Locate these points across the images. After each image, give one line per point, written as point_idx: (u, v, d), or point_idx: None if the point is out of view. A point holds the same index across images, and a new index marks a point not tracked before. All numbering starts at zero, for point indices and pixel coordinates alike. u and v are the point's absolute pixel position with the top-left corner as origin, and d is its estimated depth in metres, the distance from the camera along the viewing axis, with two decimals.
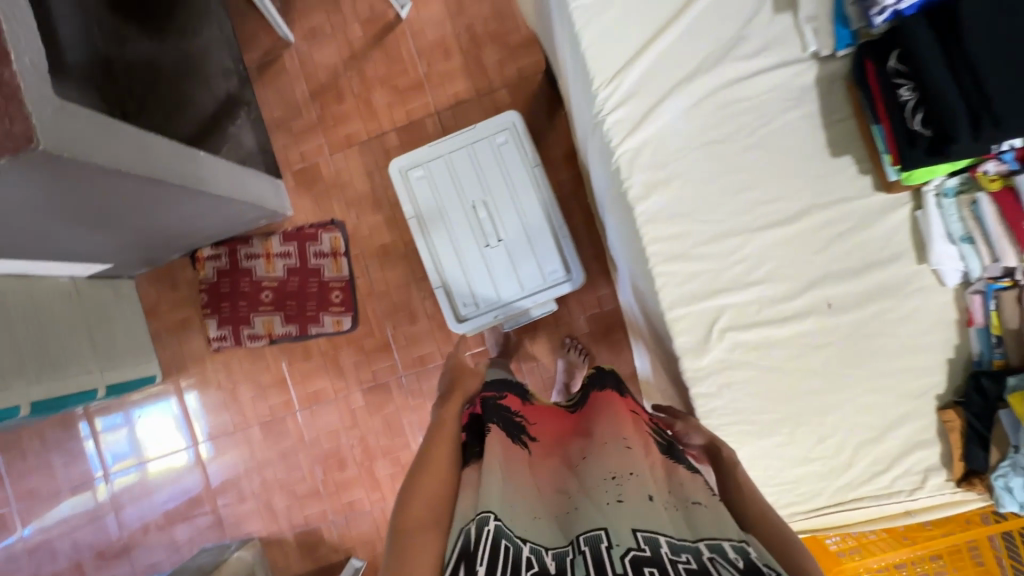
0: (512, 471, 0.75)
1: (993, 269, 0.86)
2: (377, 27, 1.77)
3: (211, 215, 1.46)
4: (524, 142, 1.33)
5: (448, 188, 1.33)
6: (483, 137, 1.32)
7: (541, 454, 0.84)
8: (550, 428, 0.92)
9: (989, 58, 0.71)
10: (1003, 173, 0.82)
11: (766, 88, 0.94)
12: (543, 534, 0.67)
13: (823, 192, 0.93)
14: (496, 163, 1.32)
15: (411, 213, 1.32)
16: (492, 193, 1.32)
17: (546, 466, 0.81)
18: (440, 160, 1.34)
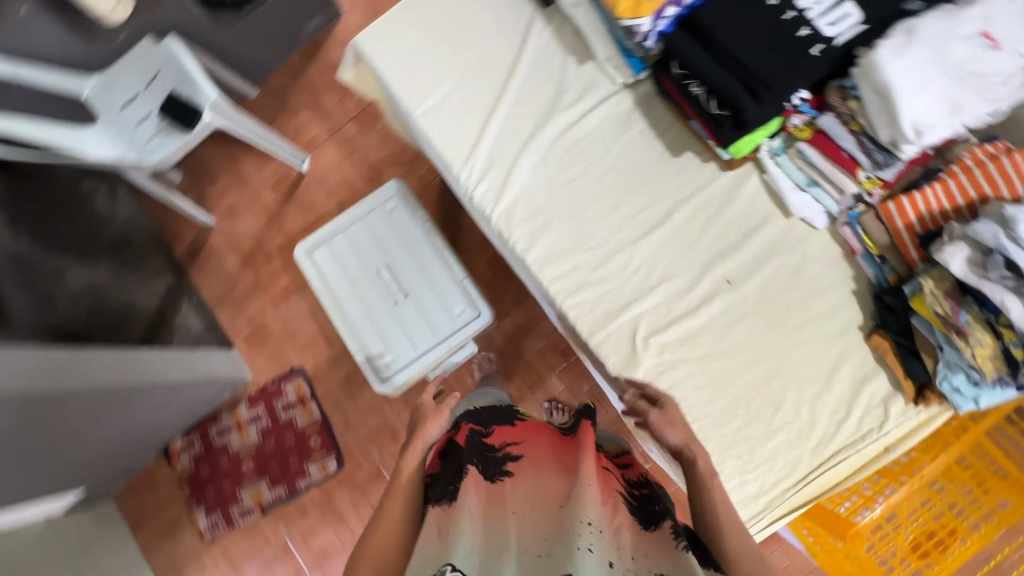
0: (483, 521, 0.73)
1: (846, 200, 0.93)
2: (286, 187, 1.93)
3: (176, 403, 1.49)
4: (411, 208, 1.55)
5: (353, 260, 1.54)
6: (374, 210, 1.55)
7: (518, 487, 0.82)
8: (535, 457, 0.90)
9: (740, 45, 0.84)
10: (808, 122, 0.92)
11: (598, 122, 1.06)
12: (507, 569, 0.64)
13: (684, 187, 1.02)
14: (390, 230, 1.54)
15: (319, 286, 1.51)
16: (392, 257, 1.53)
17: (525, 501, 0.79)
18: (343, 236, 1.55)
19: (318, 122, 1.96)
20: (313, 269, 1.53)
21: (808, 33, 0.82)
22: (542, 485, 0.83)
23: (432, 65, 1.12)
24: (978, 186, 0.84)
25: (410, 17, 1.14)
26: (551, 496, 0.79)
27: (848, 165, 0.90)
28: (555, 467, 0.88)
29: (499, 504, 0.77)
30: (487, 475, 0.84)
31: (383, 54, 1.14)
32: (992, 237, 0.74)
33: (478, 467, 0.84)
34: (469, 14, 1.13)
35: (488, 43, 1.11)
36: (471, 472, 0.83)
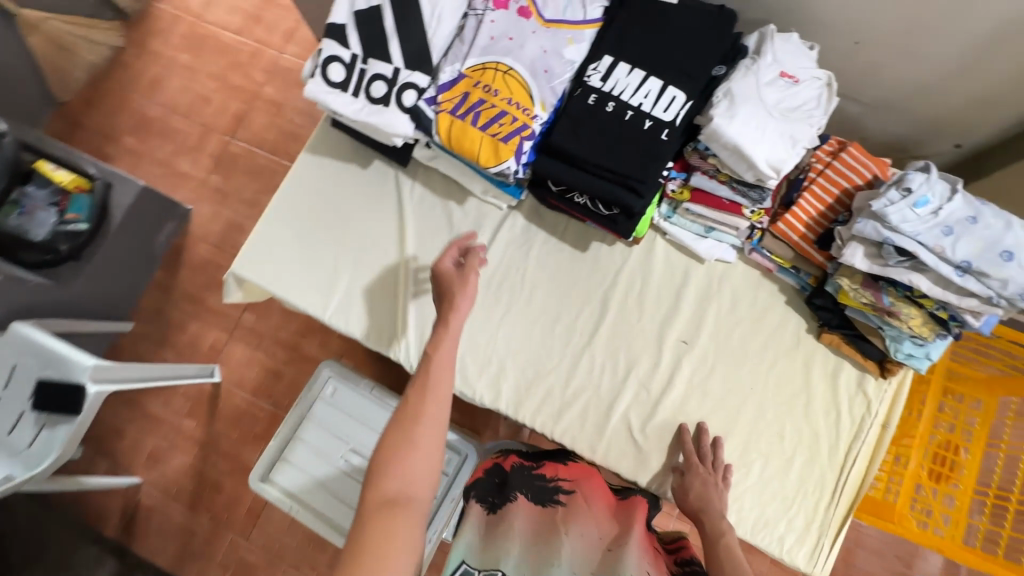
0: (534, 539, 0.79)
1: (742, 231, 1.02)
2: (204, 406, 1.82)
3: None
4: (350, 377, 1.33)
5: (316, 465, 1.28)
6: (313, 401, 1.32)
7: (570, 512, 0.85)
8: (592, 492, 0.91)
9: (600, 154, 0.90)
10: (682, 184, 1.00)
11: (502, 250, 1.09)
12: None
13: (602, 275, 1.06)
14: (340, 412, 1.31)
15: (289, 510, 1.24)
16: (356, 440, 1.29)
17: (576, 528, 0.82)
18: (292, 444, 1.30)
19: (210, 327, 1.88)
20: (282, 498, 1.27)
21: (651, 124, 0.89)
22: (600, 526, 0.84)
23: (324, 263, 1.11)
24: (837, 183, 0.95)
25: (281, 226, 1.13)
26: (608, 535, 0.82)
27: (733, 208, 0.98)
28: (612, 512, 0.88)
29: (549, 524, 0.82)
30: (538, 499, 0.88)
31: (270, 272, 1.10)
32: (875, 231, 0.83)
33: (530, 494, 0.88)
34: (337, 200, 1.13)
35: (368, 221, 1.11)
36: (521, 497, 0.87)
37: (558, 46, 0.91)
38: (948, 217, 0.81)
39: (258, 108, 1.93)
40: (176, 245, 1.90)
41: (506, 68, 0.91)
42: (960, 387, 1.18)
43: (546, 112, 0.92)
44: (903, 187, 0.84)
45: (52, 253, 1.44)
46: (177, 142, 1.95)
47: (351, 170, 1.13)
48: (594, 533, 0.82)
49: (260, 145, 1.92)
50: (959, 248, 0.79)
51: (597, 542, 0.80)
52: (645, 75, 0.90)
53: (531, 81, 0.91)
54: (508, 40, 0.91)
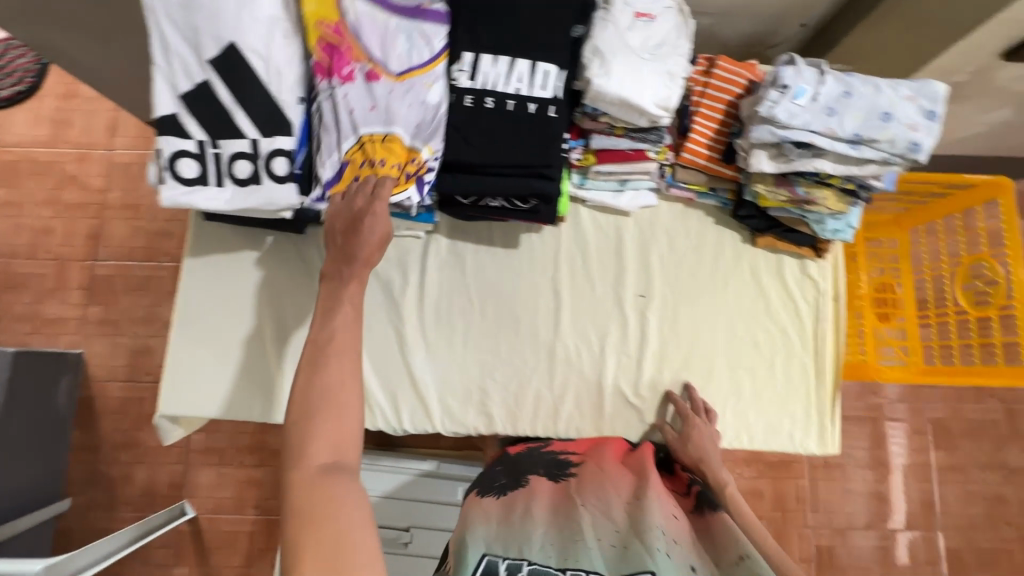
0: (555, 519, 0.76)
1: (655, 173, 1.02)
2: (190, 546, 1.69)
3: None
4: None
5: None
6: None
7: (585, 480, 0.84)
8: (601, 456, 0.91)
9: (497, 154, 0.86)
10: (584, 150, 0.98)
11: (438, 277, 1.04)
12: (580, 564, 0.68)
13: (543, 263, 1.05)
14: None
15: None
16: None
17: (595, 491, 0.80)
18: None
19: (160, 464, 1.72)
20: None
21: (535, 106, 0.86)
22: (619, 481, 0.83)
23: (259, 364, 1.01)
24: (720, 99, 0.98)
25: (195, 344, 1.01)
26: (625, 486, 0.81)
27: (639, 156, 0.98)
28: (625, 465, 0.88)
29: (565, 499, 0.80)
30: (552, 476, 0.87)
31: (204, 397, 1.00)
32: (771, 133, 0.87)
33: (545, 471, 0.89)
34: (247, 294, 1.03)
35: (288, 303, 1.03)
36: (537, 477, 0.87)
37: (422, 95, 0.85)
38: (827, 98, 0.85)
39: (112, 219, 1.71)
40: (83, 398, 1.69)
41: (384, 135, 0.84)
42: (879, 233, 1.29)
43: (436, 153, 0.87)
44: (779, 85, 0.88)
45: None
46: (33, 288, 1.69)
47: (248, 257, 1.03)
48: (612, 491, 0.80)
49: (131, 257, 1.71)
50: (846, 124, 0.83)
51: (620, 496, 0.79)
52: (511, 59, 0.87)
53: (413, 139, 0.85)
54: (372, 109, 0.84)
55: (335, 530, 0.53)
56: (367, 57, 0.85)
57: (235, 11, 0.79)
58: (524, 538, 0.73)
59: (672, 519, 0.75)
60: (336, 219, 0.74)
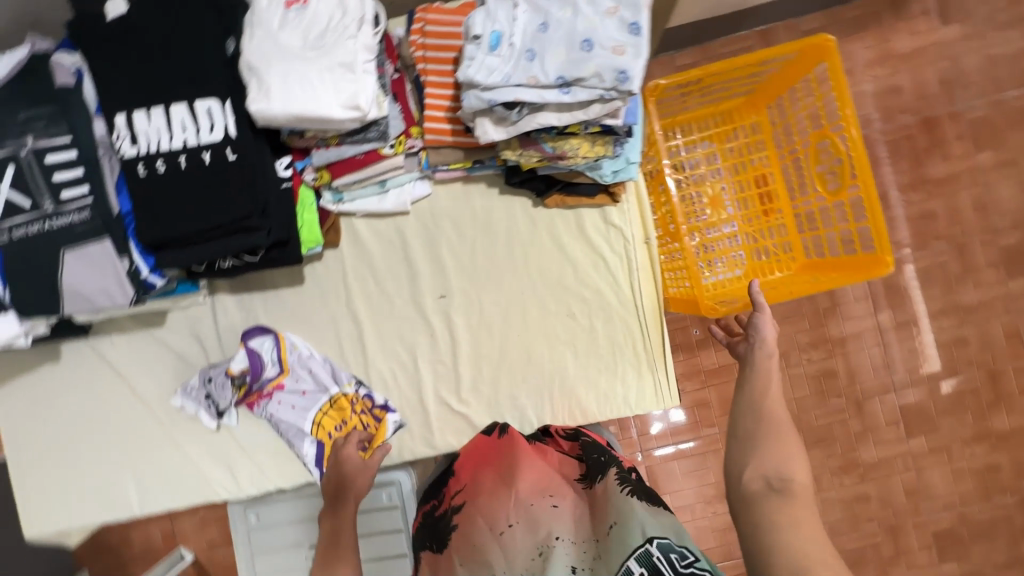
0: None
1: (409, 163, 0.90)
2: None
3: None
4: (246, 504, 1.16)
5: None
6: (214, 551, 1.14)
7: (461, 530, 0.74)
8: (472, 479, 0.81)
9: (191, 220, 0.77)
10: (315, 168, 0.86)
11: (235, 338, 0.99)
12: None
13: (334, 292, 0.98)
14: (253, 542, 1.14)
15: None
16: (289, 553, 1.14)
17: (471, 552, 0.70)
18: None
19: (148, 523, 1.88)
20: None
21: (211, 153, 0.76)
22: (487, 506, 0.74)
23: (95, 470, 1.00)
24: (445, 60, 0.84)
25: (33, 467, 1.01)
26: (490, 514, 0.72)
27: (372, 157, 0.86)
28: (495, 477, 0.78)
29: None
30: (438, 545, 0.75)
31: (59, 514, 1.01)
32: (478, 99, 0.73)
33: (432, 544, 0.76)
34: (59, 405, 1.01)
35: (101, 402, 1.00)
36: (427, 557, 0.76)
37: (304, 360, 0.96)
38: (523, 40, 0.71)
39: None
40: None
41: (330, 403, 0.95)
42: (736, 121, 1.14)
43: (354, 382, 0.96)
44: (472, 36, 0.73)
45: None
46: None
47: (48, 372, 1.01)
48: (483, 529, 0.71)
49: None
50: (547, 67, 0.69)
51: (489, 531, 0.71)
52: (165, 109, 0.75)
53: (333, 390, 0.95)
54: (296, 402, 0.95)
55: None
56: (243, 380, 0.94)
57: None
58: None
59: (544, 522, 0.69)
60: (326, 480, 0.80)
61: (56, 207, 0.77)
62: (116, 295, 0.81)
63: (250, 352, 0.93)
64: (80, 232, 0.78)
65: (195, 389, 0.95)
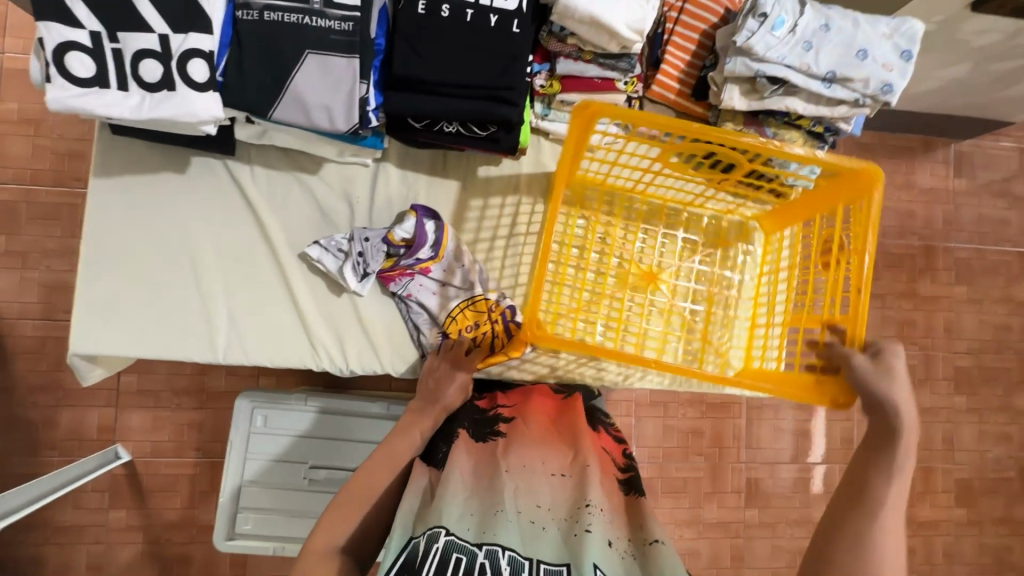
0: (477, 496, 0.68)
1: (622, 106, 0.95)
2: (127, 489, 1.61)
3: None
4: (276, 398, 1.19)
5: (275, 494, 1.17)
6: (246, 435, 1.17)
7: (510, 443, 0.77)
8: (530, 413, 0.86)
9: (455, 71, 0.78)
10: (548, 76, 0.90)
11: (388, 211, 0.96)
12: (499, 539, 0.61)
13: (502, 198, 0.99)
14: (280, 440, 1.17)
15: (282, 552, 1.15)
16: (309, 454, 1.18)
17: (518, 462, 0.73)
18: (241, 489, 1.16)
19: (86, 407, 1.62)
20: (255, 540, 1.16)
21: (497, 18, 0.78)
22: (545, 451, 0.76)
23: (184, 299, 0.90)
24: (694, 29, 0.92)
25: (107, 276, 0.89)
26: (550, 457, 0.75)
27: (607, 86, 0.90)
28: (551, 428, 0.82)
29: (484, 474, 0.71)
30: (478, 435, 0.80)
31: (119, 336, 0.89)
32: (746, 67, 0.82)
33: (471, 430, 0.81)
34: (171, 217, 0.91)
35: (218, 230, 0.92)
36: (462, 433, 0.80)
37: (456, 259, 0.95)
38: (805, 31, 0.81)
39: (9, 134, 1.58)
40: None
41: (469, 301, 0.94)
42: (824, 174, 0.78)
43: (498, 291, 0.96)
44: (758, 13, 0.81)
45: None
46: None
47: (166, 180, 0.91)
48: (541, 459, 0.74)
49: (35, 180, 1.61)
50: (822, 61, 0.80)
51: (544, 467, 0.73)
52: None
53: (477, 291, 0.95)
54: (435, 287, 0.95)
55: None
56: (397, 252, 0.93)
57: None
58: (452, 514, 0.64)
59: (590, 486, 0.69)
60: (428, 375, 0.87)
61: (322, 8, 0.74)
62: (337, 118, 0.77)
63: (418, 230, 0.91)
64: (334, 40, 0.75)
65: (338, 243, 0.92)
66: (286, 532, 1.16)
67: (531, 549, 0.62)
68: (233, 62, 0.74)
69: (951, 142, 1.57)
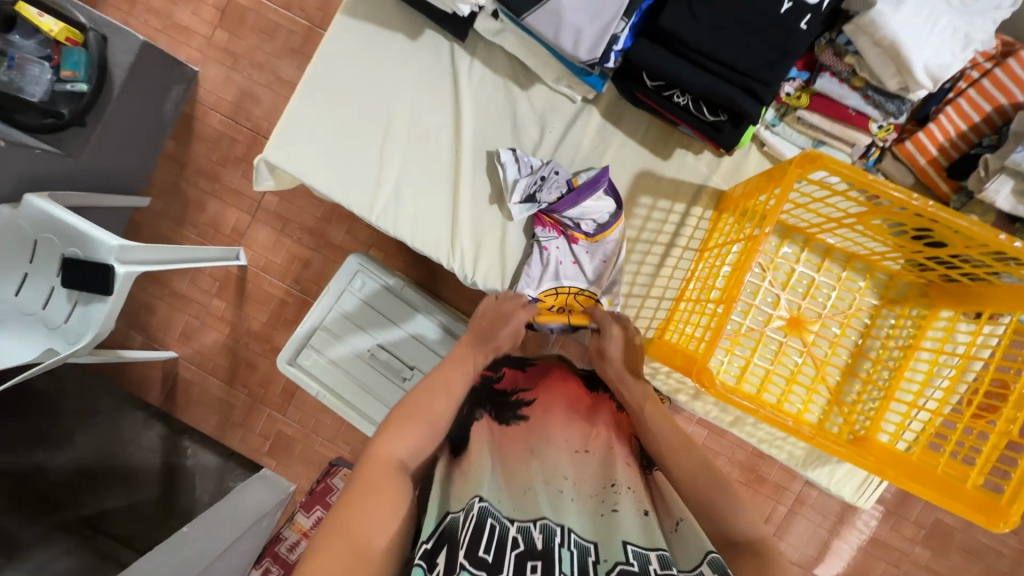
0: (501, 474, 0.68)
1: (859, 149, 0.85)
2: (232, 287, 1.82)
3: (246, 548, 1.51)
4: (381, 271, 1.27)
5: (340, 351, 1.26)
6: (341, 289, 1.26)
7: (534, 428, 0.77)
8: (553, 395, 0.85)
9: (717, 43, 0.73)
10: (801, 86, 0.83)
11: (572, 155, 0.96)
12: (533, 511, 0.62)
13: (683, 191, 0.95)
14: (366, 308, 1.25)
15: (324, 400, 1.24)
16: (383, 332, 1.25)
17: (542, 443, 0.74)
18: (316, 331, 1.26)
19: (229, 205, 1.82)
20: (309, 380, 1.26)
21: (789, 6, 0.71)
22: (567, 429, 0.77)
23: (367, 153, 0.96)
24: (990, 99, 0.79)
25: (316, 106, 0.96)
26: (572, 434, 0.76)
27: (858, 121, 0.81)
28: (575, 408, 0.82)
29: (508, 451, 0.72)
30: (500, 418, 0.79)
31: (301, 161, 0.96)
32: None
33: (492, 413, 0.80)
34: (387, 77, 0.96)
35: (419, 104, 0.96)
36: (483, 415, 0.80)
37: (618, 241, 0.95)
38: None
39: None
40: (186, 114, 1.80)
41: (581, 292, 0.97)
42: None
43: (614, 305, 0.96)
44: None
45: (52, 116, 1.48)
46: None
47: (397, 41, 0.95)
48: (561, 443, 0.74)
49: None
50: None
51: (568, 444, 0.74)
52: None
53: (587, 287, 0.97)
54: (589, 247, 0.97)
55: (364, 522, 0.57)
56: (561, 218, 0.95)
57: None
58: (479, 481, 0.64)
59: (616, 467, 0.72)
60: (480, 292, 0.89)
61: None
62: (583, 46, 0.76)
63: (596, 184, 0.90)
64: None
65: (531, 163, 0.93)
66: (334, 388, 1.25)
67: (562, 517, 0.62)
68: None
69: None
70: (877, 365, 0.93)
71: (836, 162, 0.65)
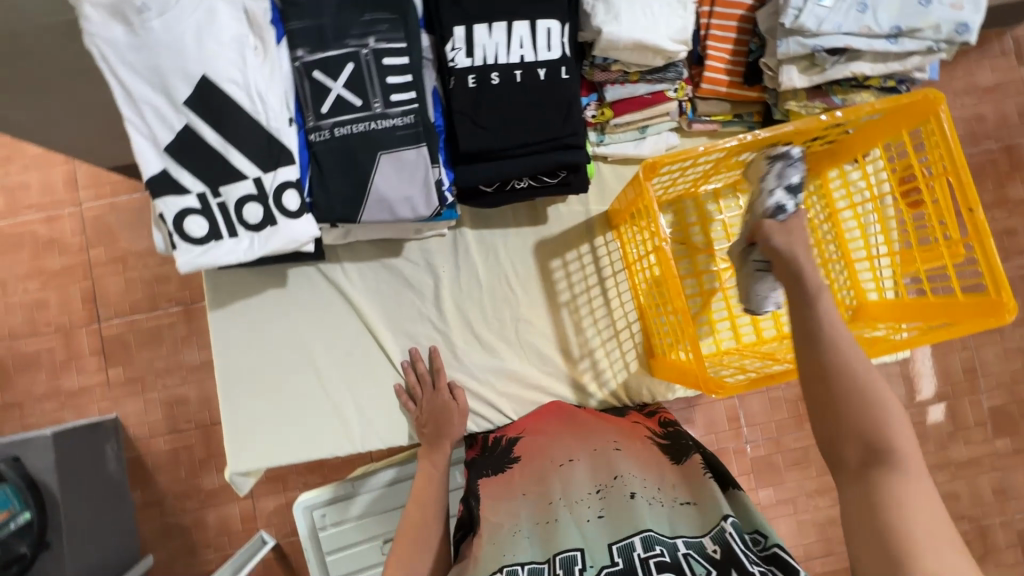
0: (501, 519, 0.75)
1: (674, 112, 0.94)
2: (280, 569, 1.58)
3: None
4: (327, 491, 1.19)
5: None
6: (314, 537, 1.19)
7: (525, 465, 0.83)
8: (539, 429, 0.90)
9: (517, 132, 0.80)
10: (598, 105, 0.91)
11: (474, 277, 1.00)
12: (518, 557, 0.70)
13: (577, 234, 1.00)
14: (343, 531, 1.19)
15: None
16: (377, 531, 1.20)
17: (537, 469, 0.81)
18: None
19: (226, 501, 1.57)
20: None
21: (546, 70, 0.79)
22: (554, 446, 0.84)
23: (319, 400, 0.97)
24: (731, 15, 0.89)
25: (249, 393, 0.96)
26: (553, 453, 0.83)
27: (658, 99, 0.90)
28: (562, 428, 0.88)
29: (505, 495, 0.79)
30: (495, 469, 0.84)
31: (269, 451, 0.95)
32: (800, 45, 0.79)
33: (489, 470, 0.84)
34: (286, 330, 0.97)
35: (328, 329, 0.98)
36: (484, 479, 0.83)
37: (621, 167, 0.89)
38: None
39: (102, 274, 1.52)
40: (133, 458, 1.54)
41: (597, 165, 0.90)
42: (908, 116, 0.78)
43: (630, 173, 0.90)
44: None
45: (15, 562, 1.16)
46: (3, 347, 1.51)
47: (275, 296, 0.97)
48: (546, 462, 0.82)
49: (103, 286, 1.53)
50: (881, 18, 0.77)
51: (553, 462, 0.81)
52: (503, 25, 0.78)
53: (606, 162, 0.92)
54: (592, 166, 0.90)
55: None
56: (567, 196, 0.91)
57: (197, 40, 0.70)
58: (483, 553, 0.71)
59: (608, 466, 0.78)
60: (419, 412, 0.94)
61: (383, 109, 0.77)
62: (420, 205, 0.81)
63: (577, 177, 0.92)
64: (401, 136, 0.78)
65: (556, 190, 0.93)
66: None
67: (552, 546, 0.70)
68: (317, 181, 0.79)
69: (1007, 31, 1.50)
70: (821, 245, 0.99)
71: (668, 158, 0.77)
